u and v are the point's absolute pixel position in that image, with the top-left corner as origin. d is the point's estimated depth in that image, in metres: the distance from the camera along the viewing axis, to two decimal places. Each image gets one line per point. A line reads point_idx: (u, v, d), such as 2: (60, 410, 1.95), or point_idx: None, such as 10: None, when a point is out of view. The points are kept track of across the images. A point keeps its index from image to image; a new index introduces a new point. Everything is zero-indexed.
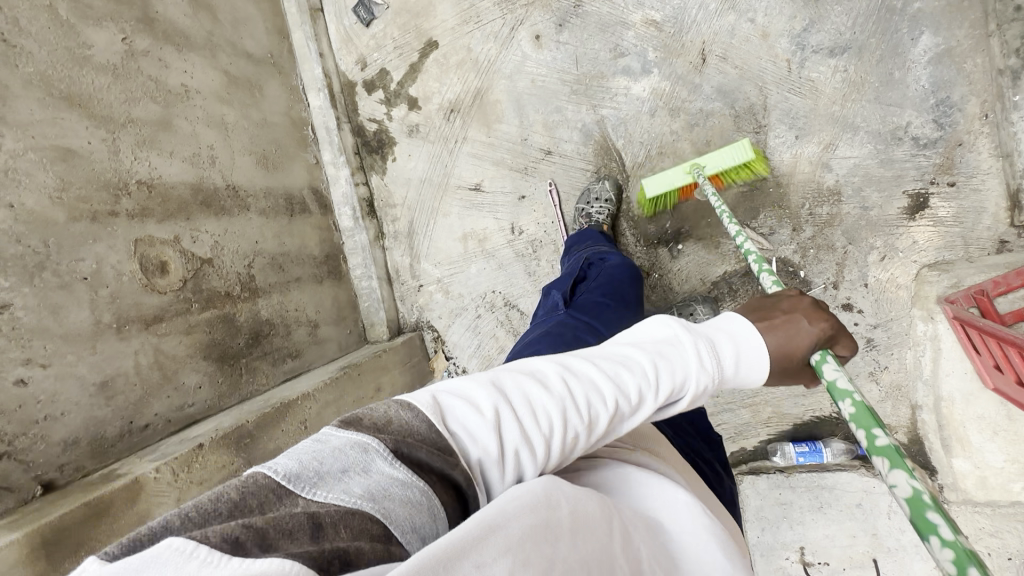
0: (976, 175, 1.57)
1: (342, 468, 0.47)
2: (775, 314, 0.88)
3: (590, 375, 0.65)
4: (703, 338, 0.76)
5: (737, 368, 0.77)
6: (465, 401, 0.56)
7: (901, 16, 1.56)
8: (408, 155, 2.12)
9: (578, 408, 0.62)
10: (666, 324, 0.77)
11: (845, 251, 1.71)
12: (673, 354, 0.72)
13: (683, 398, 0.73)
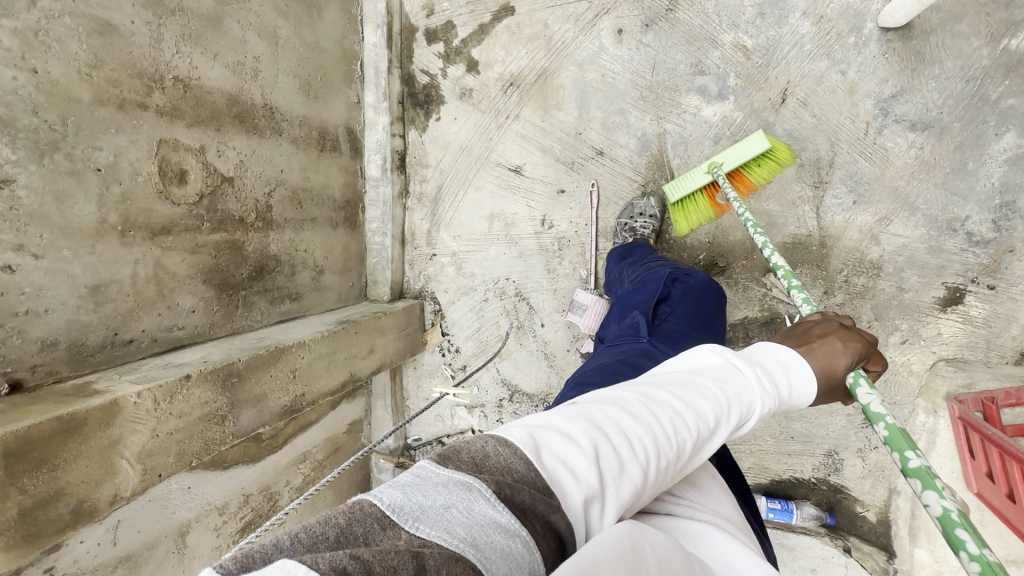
0: (1016, 285, 1.57)
1: (445, 503, 0.44)
2: (809, 338, 0.85)
3: (669, 402, 0.61)
4: (761, 364, 0.72)
5: (795, 389, 0.74)
6: (558, 432, 0.53)
7: (992, 108, 1.52)
8: (454, 118, 2.01)
9: (664, 441, 0.57)
10: (721, 350, 0.73)
11: (868, 326, 1.70)
12: (741, 379, 0.68)
13: (747, 426, 0.68)
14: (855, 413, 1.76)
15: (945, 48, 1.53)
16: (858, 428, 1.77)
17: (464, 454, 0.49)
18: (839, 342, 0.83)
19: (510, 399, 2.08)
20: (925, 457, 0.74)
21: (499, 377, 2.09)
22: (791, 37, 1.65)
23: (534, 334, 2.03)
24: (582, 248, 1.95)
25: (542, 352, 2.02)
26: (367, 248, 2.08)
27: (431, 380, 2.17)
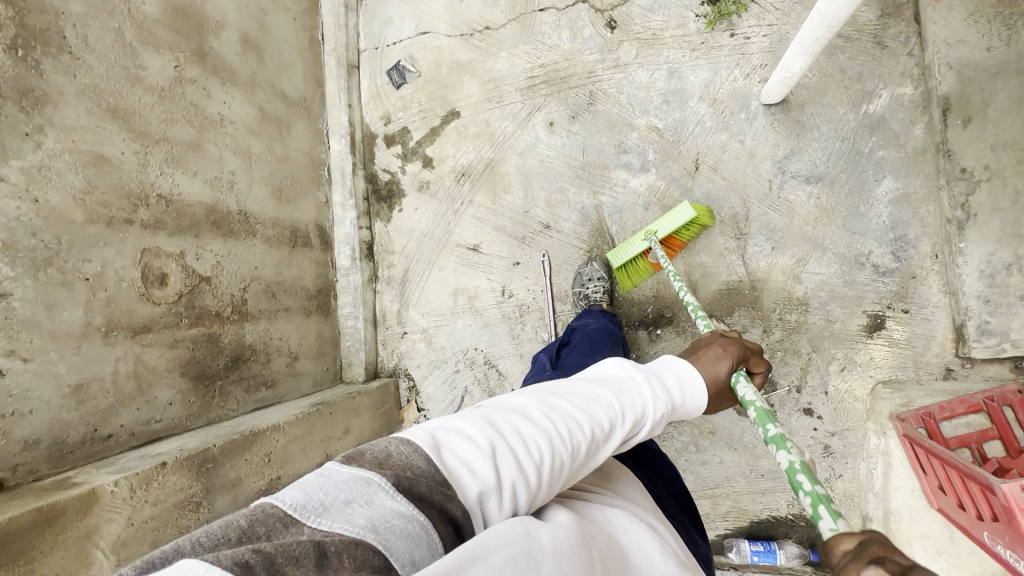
0: (926, 306, 1.74)
1: (346, 495, 0.54)
2: (700, 350, 1.01)
3: (566, 407, 0.72)
4: (656, 375, 0.86)
5: (688, 397, 0.87)
6: (458, 434, 0.63)
7: (868, 160, 1.78)
8: (414, 208, 2.23)
9: (560, 439, 0.68)
10: (620, 364, 0.86)
11: (808, 358, 1.84)
12: (635, 390, 0.81)
13: (645, 428, 0.80)
14: (814, 443, 1.84)
15: (821, 115, 1.81)
16: (821, 458, 1.84)
17: (368, 455, 0.59)
18: (720, 348, 1.00)
19: None
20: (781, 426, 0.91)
21: None
22: (694, 116, 1.92)
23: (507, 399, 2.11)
24: (541, 313, 2.09)
25: None
26: (341, 332, 2.20)
27: None
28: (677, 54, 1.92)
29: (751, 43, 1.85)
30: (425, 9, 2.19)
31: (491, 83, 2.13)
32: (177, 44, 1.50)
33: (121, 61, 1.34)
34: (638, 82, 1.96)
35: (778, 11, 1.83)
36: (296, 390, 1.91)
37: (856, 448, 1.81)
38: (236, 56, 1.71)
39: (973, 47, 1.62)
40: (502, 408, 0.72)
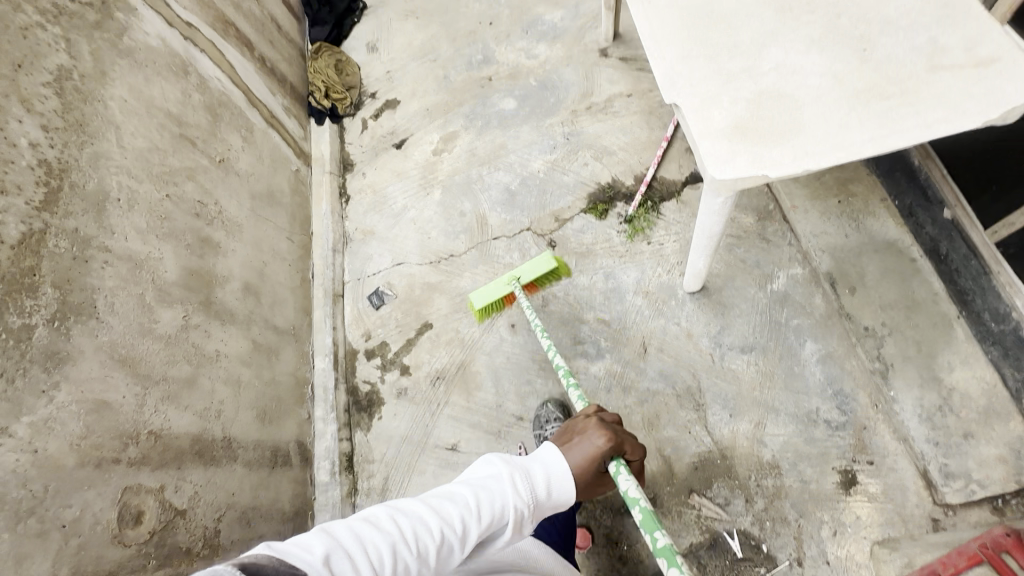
0: (887, 455, 1.82)
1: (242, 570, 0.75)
2: (575, 435, 1.28)
3: (418, 513, 1.03)
4: (521, 469, 1.14)
5: (549, 489, 1.15)
6: (309, 544, 0.92)
7: (787, 327, 2.03)
8: (393, 414, 2.34)
9: (405, 542, 0.98)
10: (489, 465, 1.15)
11: (798, 524, 1.81)
12: (492, 489, 1.09)
13: (507, 519, 1.08)
14: None
15: (737, 296, 2.13)
16: None
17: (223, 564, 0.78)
18: (598, 437, 1.25)
19: None
20: (666, 537, 1.17)
21: None
22: (633, 307, 2.23)
23: None
24: None
25: None
26: None
27: None
28: (608, 260, 2.32)
29: (665, 247, 2.27)
30: (400, 246, 2.66)
31: (458, 296, 2.48)
32: (188, 299, 1.79)
33: (139, 318, 1.59)
34: (581, 285, 2.32)
35: (680, 222, 2.30)
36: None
37: None
38: (236, 300, 2.01)
39: (835, 235, 2.04)
40: (365, 515, 1.02)
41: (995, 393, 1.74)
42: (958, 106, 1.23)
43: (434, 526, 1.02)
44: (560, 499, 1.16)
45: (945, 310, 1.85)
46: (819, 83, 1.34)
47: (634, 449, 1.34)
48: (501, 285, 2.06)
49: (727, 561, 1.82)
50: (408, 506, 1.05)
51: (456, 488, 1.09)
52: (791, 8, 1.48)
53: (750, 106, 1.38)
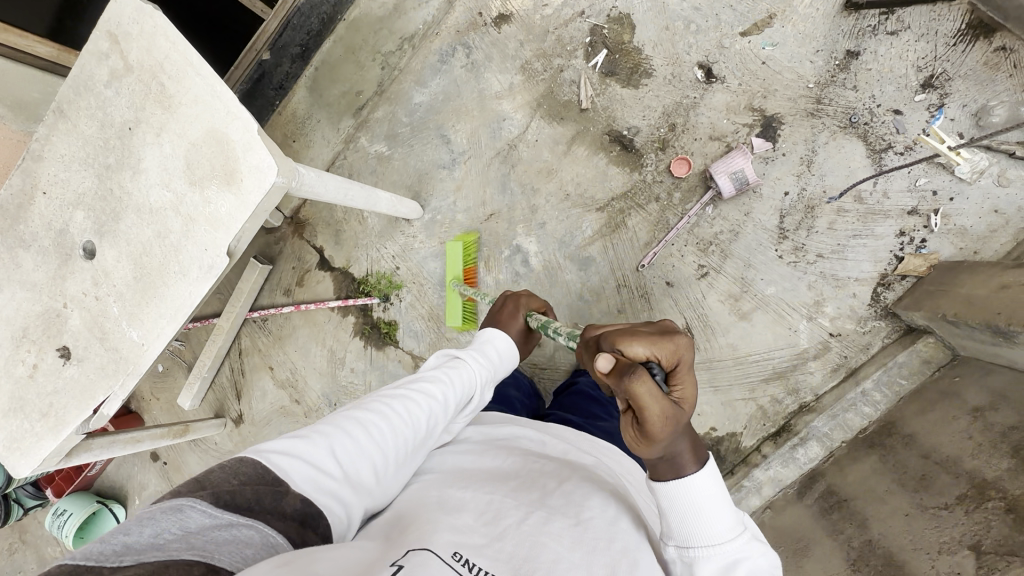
0: (467, 8, 2.17)
1: (197, 524, 0.75)
2: (507, 309, 1.55)
3: (364, 416, 1.08)
4: (477, 352, 1.36)
5: (501, 360, 1.42)
6: (294, 450, 0.95)
7: (413, 122, 2.25)
8: (700, 412, 1.97)
9: (399, 412, 1.10)
10: (450, 351, 1.33)
11: (554, 30, 2.09)
12: (463, 366, 1.27)
13: (478, 387, 1.28)
14: None
15: (408, 172, 2.26)
16: None
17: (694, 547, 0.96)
18: (514, 309, 1.56)
19: (885, 137, 1.80)
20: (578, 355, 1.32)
21: (873, 169, 1.81)
22: None
23: (807, 183, 1.86)
24: (692, 228, 1.97)
25: (804, 165, 1.86)
26: (897, 391, 1.70)
27: (959, 221, 1.74)
28: (432, 293, 2.25)
29: (394, 250, 2.29)
30: None
31: None
32: None
33: None
34: None
35: (367, 252, 2.32)
36: (1004, 367, 1.42)
37: None
38: None
39: (323, 127, 2.30)
40: (367, 398, 1.16)
41: None
42: (147, 35, 1.41)
43: (422, 402, 1.13)
44: (506, 363, 1.43)
45: (342, 28, 2.24)
46: (169, 142, 1.43)
47: (540, 302, 1.59)
48: (455, 299, 2.05)
49: (616, 57, 2.03)
50: (382, 398, 1.16)
51: (437, 368, 1.26)
52: (114, 211, 1.53)
53: (209, 177, 1.40)
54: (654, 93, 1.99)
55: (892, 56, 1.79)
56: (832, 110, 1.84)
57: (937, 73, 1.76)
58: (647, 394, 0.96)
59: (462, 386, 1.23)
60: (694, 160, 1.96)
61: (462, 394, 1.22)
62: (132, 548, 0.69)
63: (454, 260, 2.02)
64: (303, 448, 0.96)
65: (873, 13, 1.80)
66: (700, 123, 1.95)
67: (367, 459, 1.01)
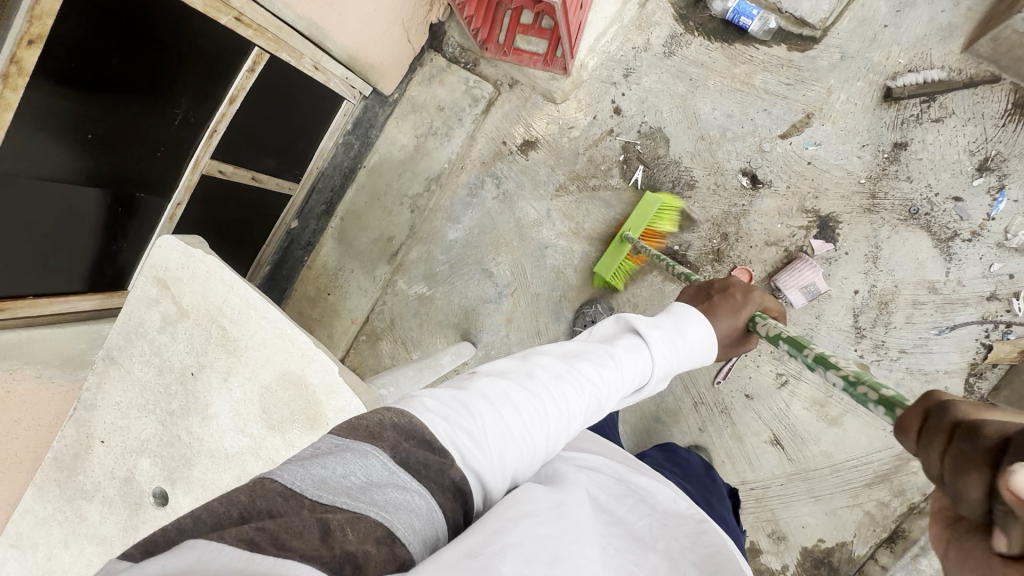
0: (491, 138, 2.11)
1: (378, 475, 0.64)
2: (728, 292, 1.16)
3: (529, 391, 0.82)
4: (674, 327, 1.01)
5: (696, 335, 1.02)
6: (450, 408, 0.76)
7: (452, 259, 2.18)
8: (805, 524, 1.89)
9: (559, 401, 0.83)
10: (630, 320, 1.00)
11: (585, 151, 2.04)
12: (635, 348, 0.95)
13: (648, 377, 0.95)
14: (631, 85, 1.98)
15: (453, 309, 2.19)
16: (635, 70, 1.98)
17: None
18: (749, 303, 1.14)
19: (949, 225, 1.75)
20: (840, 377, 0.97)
21: (943, 259, 1.76)
22: None
23: (877, 279, 1.81)
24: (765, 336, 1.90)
25: (870, 261, 1.81)
26: None
27: None
28: None
29: None
30: None
31: None
32: None
33: None
34: None
35: None
36: None
37: (605, 63, 2.00)
38: None
39: (357, 276, 2.20)
40: (541, 360, 0.89)
41: (395, 117, 2.12)
42: (201, 279, 1.34)
43: (586, 390, 0.86)
44: (696, 352, 1.02)
45: (363, 175, 2.17)
46: (238, 386, 1.34)
47: (772, 300, 1.20)
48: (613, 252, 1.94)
49: (653, 172, 1.98)
50: (558, 365, 0.88)
51: (614, 346, 0.95)
52: (184, 456, 1.43)
53: (290, 420, 1.30)
54: (700, 205, 1.94)
55: (942, 143, 1.75)
56: (889, 203, 1.80)
57: (992, 155, 1.72)
58: (978, 492, 0.50)
59: (626, 380, 0.92)
60: (753, 268, 1.90)
61: (622, 388, 0.92)
62: (326, 484, 0.62)
63: (637, 218, 1.90)
64: (460, 414, 0.75)
65: (915, 102, 1.77)
66: (754, 230, 1.90)
67: (529, 417, 0.79)
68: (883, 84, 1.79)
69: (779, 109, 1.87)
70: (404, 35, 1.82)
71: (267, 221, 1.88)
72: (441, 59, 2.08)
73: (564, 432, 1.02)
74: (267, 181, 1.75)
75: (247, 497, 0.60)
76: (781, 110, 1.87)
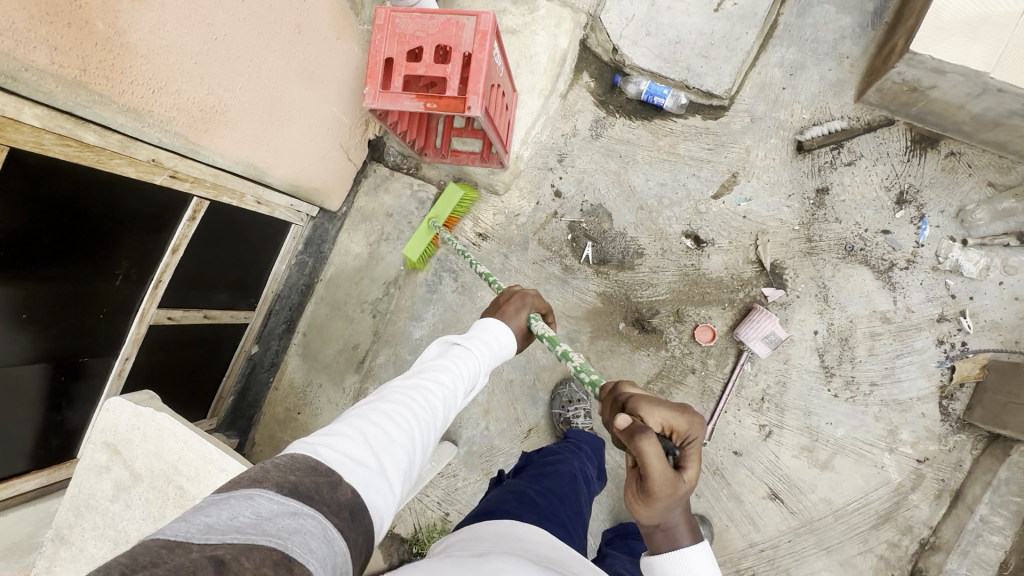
0: (443, 235, 2.17)
1: (268, 511, 0.59)
2: (504, 302, 1.27)
3: (393, 409, 0.86)
4: (481, 336, 1.13)
5: (499, 339, 1.16)
6: (329, 436, 0.76)
7: (421, 358, 2.15)
8: None
9: (417, 411, 0.88)
10: (449, 339, 1.10)
11: (534, 235, 2.10)
12: (463, 356, 1.05)
13: (478, 374, 1.06)
14: (566, 168, 2.09)
15: None
16: (567, 155, 2.09)
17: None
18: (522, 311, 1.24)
19: (885, 257, 1.84)
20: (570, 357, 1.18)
21: (888, 289, 1.83)
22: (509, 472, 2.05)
23: (832, 317, 1.86)
24: (740, 389, 1.90)
25: (822, 301, 1.87)
26: None
27: (988, 315, 1.77)
28: None
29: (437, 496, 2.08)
30: None
31: None
32: None
33: None
34: None
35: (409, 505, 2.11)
36: None
37: (539, 152, 2.11)
38: None
39: (326, 391, 2.14)
40: (389, 387, 0.93)
41: (347, 229, 2.16)
42: (152, 439, 1.30)
43: (432, 397, 0.92)
44: (505, 349, 1.17)
45: (321, 288, 2.17)
46: None
47: (538, 296, 1.31)
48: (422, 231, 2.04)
49: (601, 246, 2.04)
50: (404, 384, 0.94)
51: (441, 357, 1.03)
52: None
53: None
54: (651, 271, 2.00)
55: (859, 184, 1.88)
56: (825, 244, 1.89)
57: (905, 188, 1.85)
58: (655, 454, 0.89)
59: (460, 378, 1.00)
60: (715, 323, 1.93)
61: (460, 391, 0.99)
62: (214, 529, 0.56)
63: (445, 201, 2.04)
64: (342, 437, 0.76)
65: (825, 150, 1.91)
66: (707, 287, 1.96)
67: (395, 430, 0.83)
68: (794, 138, 1.93)
69: (706, 172, 1.99)
70: (342, 155, 1.90)
71: (223, 354, 1.84)
72: (383, 168, 2.16)
73: (522, 543, 0.90)
74: (220, 316, 1.73)
75: (129, 556, 0.51)
76: (708, 173, 1.99)
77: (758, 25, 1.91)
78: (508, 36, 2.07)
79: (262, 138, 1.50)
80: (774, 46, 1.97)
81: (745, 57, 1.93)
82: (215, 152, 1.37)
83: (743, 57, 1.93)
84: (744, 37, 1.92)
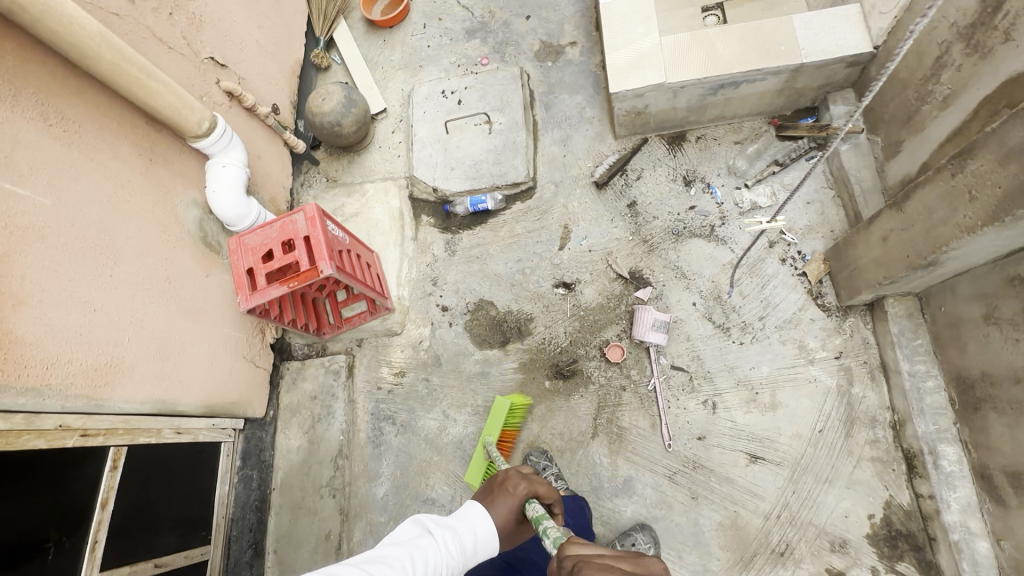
0: (367, 391, 2.32)
1: None
2: (506, 481, 1.23)
3: None
4: (456, 527, 1.13)
5: (476, 540, 1.14)
6: None
7: (394, 513, 2.13)
8: (848, 509, 1.76)
9: None
10: (424, 521, 1.14)
11: (441, 350, 2.31)
12: (425, 548, 1.06)
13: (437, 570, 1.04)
14: (442, 286, 2.40)
15: None
16: (438, 277, 2.42)
17: None
18: (520, 485, 1.22)
19: (704, 224, 2.21)
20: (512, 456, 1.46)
21: (722, 244, 2.16)
22: None
23: (698, 286, 2.12)
24: (669, 381, 2.03)
25: (683, 279, 2.15)
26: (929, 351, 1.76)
27: (800, 224, 2.11)
28: None
29: None
30: None
31: None
32: None
33: None
34: None
35: None
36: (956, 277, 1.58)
37: (414, 285, 2.42)
38: None
39: None
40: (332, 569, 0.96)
41: (281, 430, 2.27)
42: None
43: None
44: (484, 549, 1.15)
45: (276, 497, 2.19)
46: None
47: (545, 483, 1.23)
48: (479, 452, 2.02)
49: (498, 330, 2.28)
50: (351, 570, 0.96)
51: (402, 546, 1.05)
52: None
53: None
54: (546, 327, 2.23)
55: (653, 187, 2.32)
56: (658, 238, 2.24)
57: (686, 173, 2.30)
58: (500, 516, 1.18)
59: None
60: (617, 339, 2.13)
61: None
62: None
63: (494, 420, 2.01)
64: None
65: (616, 178, 2.38)
66: (595, 316, 2.19)
67: None
68: (591, 182, 2.40)
69: (545, 235, 2.37)
70: (249, 364, 2.13)
71: None
72: (295, 362, 2.38)
73: None
74: (171, 561, 1.72)
75: None
76: (546, 235, 2.37)
77: (522, 128, 2.50)
78: (354, 219, 2.54)
79: (162, 374, 1.71)
80: (542, 134, 2.54)
81: (525, 150, 2.47)
82: (120, 399, 1.56)
83: (524, 151, 2.47)
84: (517, 140, 2.49)
